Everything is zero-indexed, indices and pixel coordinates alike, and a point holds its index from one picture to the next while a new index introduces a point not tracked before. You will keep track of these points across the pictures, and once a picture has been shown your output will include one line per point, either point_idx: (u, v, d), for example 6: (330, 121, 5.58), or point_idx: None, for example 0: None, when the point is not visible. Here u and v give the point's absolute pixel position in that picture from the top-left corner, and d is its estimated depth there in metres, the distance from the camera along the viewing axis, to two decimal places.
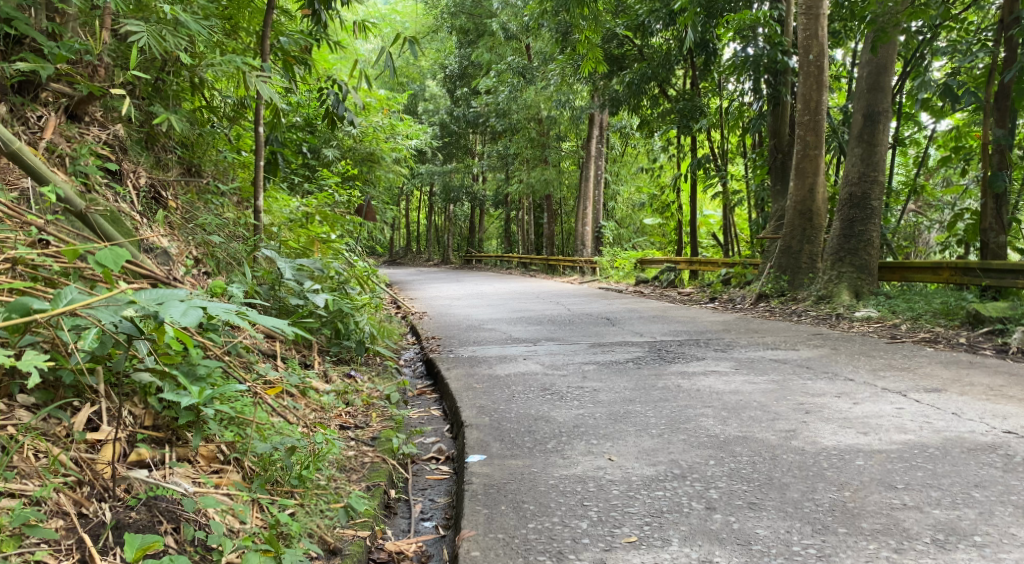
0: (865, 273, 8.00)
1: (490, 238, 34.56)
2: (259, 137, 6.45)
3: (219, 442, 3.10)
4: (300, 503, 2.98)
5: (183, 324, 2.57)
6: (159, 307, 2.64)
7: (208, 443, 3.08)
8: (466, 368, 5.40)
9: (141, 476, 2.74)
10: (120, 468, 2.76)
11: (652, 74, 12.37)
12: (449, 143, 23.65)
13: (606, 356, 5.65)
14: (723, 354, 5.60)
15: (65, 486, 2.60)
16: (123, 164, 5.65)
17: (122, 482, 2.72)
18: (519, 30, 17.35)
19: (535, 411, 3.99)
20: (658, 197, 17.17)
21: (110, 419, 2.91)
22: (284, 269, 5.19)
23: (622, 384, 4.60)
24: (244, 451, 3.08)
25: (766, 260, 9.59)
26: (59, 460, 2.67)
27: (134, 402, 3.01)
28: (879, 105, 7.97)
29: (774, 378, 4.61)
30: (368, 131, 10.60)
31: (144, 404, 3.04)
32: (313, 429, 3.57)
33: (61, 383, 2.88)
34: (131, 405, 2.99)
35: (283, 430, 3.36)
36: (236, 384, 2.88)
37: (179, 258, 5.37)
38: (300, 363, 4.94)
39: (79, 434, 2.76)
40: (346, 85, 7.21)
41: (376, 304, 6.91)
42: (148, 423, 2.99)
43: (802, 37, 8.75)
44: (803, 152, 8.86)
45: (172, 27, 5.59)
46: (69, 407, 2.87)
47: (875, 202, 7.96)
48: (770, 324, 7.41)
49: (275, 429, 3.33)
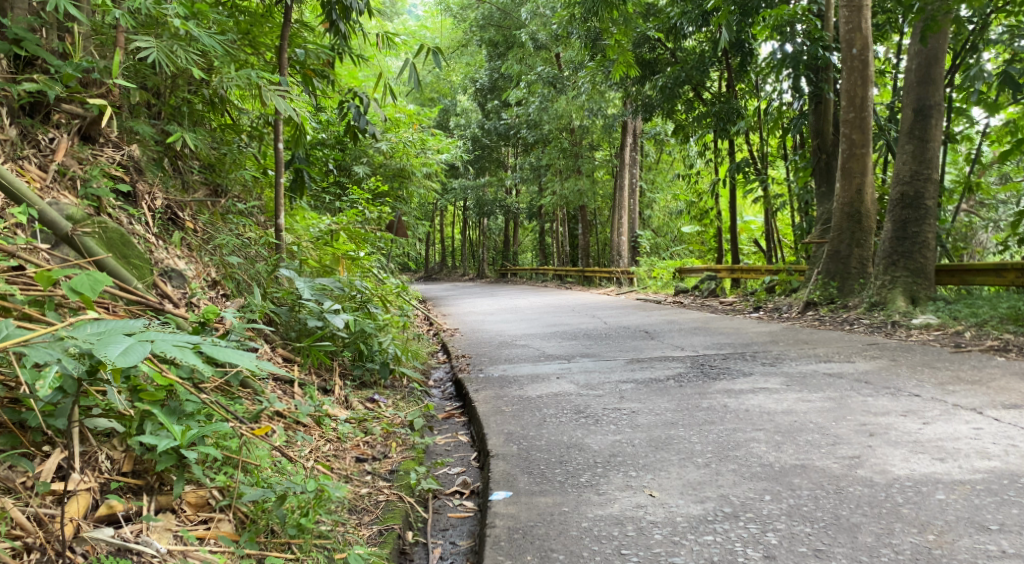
0: (921, 277, 7.54)
1: (526, 251, 34.26)
2: (280, 154, 6.23)
3: (210, 487, 2.90)
4: (296, 559, 2.75)
5: (120, 362, 2.44)
6: (95, 344, 2.48)
7: (196, 489, 2.88)
8: (496, 389, 5.08)
9: (105, 535, 2.55)
10: (84, 525, 2.58)
11: (685, 78, 12.04)
12: (481, 156, 23.41)
13: (645, 373, 5.29)
14: (772, 368, 5.22)
15: (10, 551, 2.41)
16: (138, 186, 5.39)
17: (81, 543, 2.52)
18: (549, 40, 17.08)
19: (567, 437, 3.66)
20: (696, 203, 16.73)
21: (82, 466, 2.71)
22: (304, 289, 4.94)
23: (663, 405, 4.25)
24: (236, 497, 2.88)
25: (813, 266, 9.15)
26: (13, 517, 2.48)
27: (113, 445, 2.83)
28: (930, 98, 7.55)
29: (830, 396, 4.23)
30: (398, 145, 10.37)
31: (126, 446, 2.86)
32: (319, 471, 3.30)
33: (29, 428, 2.70)
34: (109, 448, 2.81)
35: (285, 469, 3.18)
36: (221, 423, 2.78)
37: (196, 281, 5.18)
38: (321, 388, 4.70)
39: (42, 486, 2.59)
40: (369, 97, 6.93)
41: (403, 322, 6.65)
42: (127, 469, 2.80)
43: (844, 31, 8.36)
44: (849, 151, 8.44)
45: (187, 41, 5.37)
46: (37, 453, 2.69)
47: (928, 201, 7.49)
48: (820, 334, 7.00)
49: (278, 470, 3.13)
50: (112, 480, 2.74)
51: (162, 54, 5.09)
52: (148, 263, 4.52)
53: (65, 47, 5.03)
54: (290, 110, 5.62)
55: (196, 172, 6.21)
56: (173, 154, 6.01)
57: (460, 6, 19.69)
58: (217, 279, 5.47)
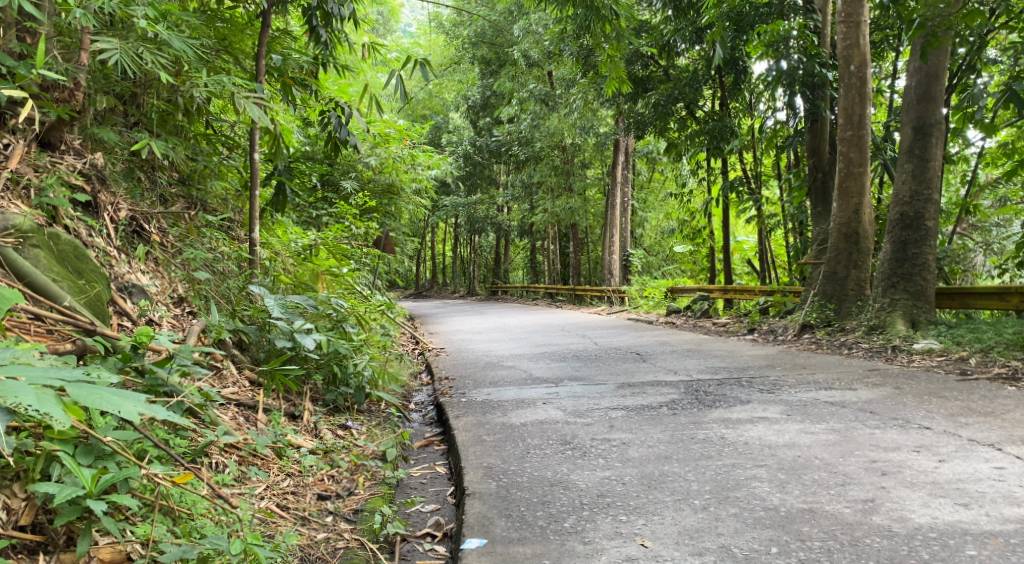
0: (921, 300, 7.28)
1: (517, 269, 33.87)
2: (255, 165, 5.91)
3: (126, 543, 2.71)
4: None
5: None
6: None
7: (111, 544, 2.69)
8: (477, 416, 4.76)
9: None
10: None
11: (678, 95, 11.83)
12: (473, 173, 23.09)
13: (636, 399, 4.99)
14: (770, 397, 4.93)
15: None
16: (100, 196, 5.07)
17: None
18: (541, 57, 16.87)
19: (551, 473, 3.37)
20: (689, 222, 16.46)
21: None
22: (272, 307, 4.63)
23: (656, 436, 3.95)
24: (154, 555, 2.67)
25: (809, 287, 8.88)
26: None
27: (13, 492, 2.64)
28: (931, 116, 7.30)
29: (835, 427, 3.94)
30: (387, 162, 9.94)
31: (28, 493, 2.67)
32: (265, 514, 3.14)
33: None
34: (7, 496, 2.61)
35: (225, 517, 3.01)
36: (133, 467, 2.65)
37: (157, 299, 4.90)
38: (288, 414, 4.43)
39: None
40: (351, 107, 6.59)
41: (382, 342, 6.33)
42: (26, 521, 2.62)
43: (841, 48, 8.13)
44: (847, 170, 8.19)
45: (156, 46, 5.09)
46: None
47: (929, 222, 7.25)
48: (818, 358, 6.73)
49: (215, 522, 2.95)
50: (5, 536, 2.55)
51: (128, 58, 4.78)
52: (103, 278, 4.22)
53: (25, 49, 4.74)
54: (265, 119, 5.31)
55: (174, 184, 5.92)
56: (149, 164, 5.73)
57: (451, 22, 19.42)
58: (183, 296, 5.16)
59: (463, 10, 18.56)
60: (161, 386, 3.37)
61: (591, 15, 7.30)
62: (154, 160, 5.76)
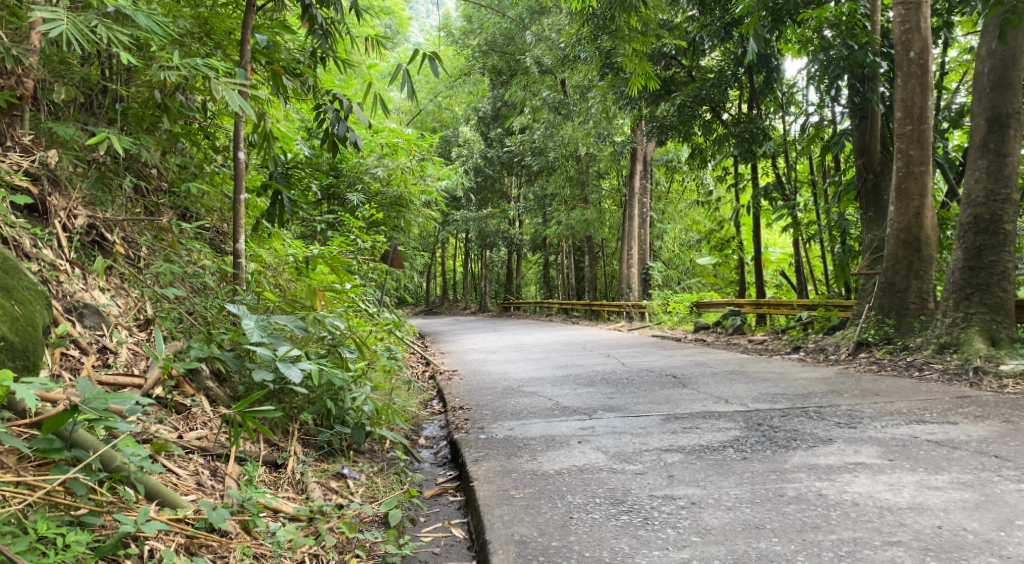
0: (1000, 313, 6.39)
1: (529, 284, 32.85)
2: (242, 163, 5.02)
3: None
4: None
5: None
6: None
7: None
8: (501, 458, 3.93)
9: None
10: None
11: (705, 95, 11.02)
12: (484, 186, 22.14)
13: (694, 438, 4.13)
14: (857, 433, 4.11)
15: None
16: (49, 200, 4.24)
17: None
18: (554, 64, 15.86)
19: (608, 553, 2.79)
20: (716, 233, 15.54)
21: None
22: (252, 331, 3.81)
23: (734, 493, 3.15)
24: None
25: (863, 298, 8.00)
26: None
27: None
28: (1007, 105, 6.44)
29: (963, 480, 3.18)
30: (396, 172, 9.02)
31: None
32: None
33: None
34: None
35: None
36: None
37: (114, 323, 4.08)
38: (269, 461, 3.64)
39: None
40: (350, 99, 5.64)
41: (386, 368, 5.46)
42: None
43: (899, 32, 7.30)
44: (906, 169, 7.33)
45: (122, 25, 4.29)
46: None
47: (1008, 225, 6.37)
48: (889, 382, 5.90)
49: None
50: None
51: (77, 33, 3.92)
52: (40, 296, 3.48)
53: None
54: (247, 109, 4.37)
55: (158, 193, 5.02)
56: (127, 167, 4.87)
57: (460, 30, 18.48)
58: (150, 317, 4.31)
59: (473, 18, 17.74)
60: (59, 450, 2.74)
61: (614, 4, 6.33)
62: (137, 162, 4.91)
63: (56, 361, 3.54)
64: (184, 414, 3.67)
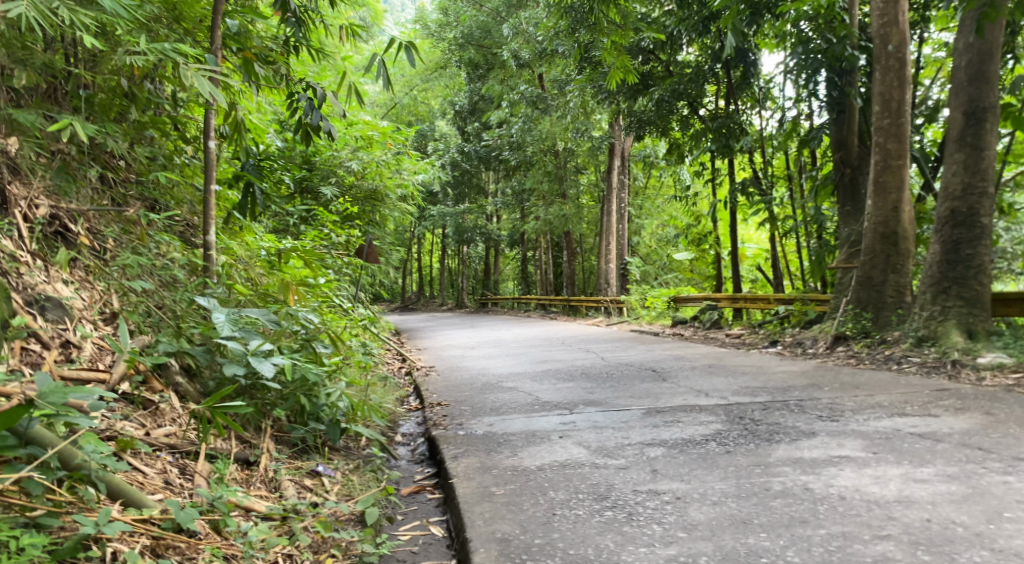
0: (977, 306, 6.41)
1: (507, 280, 32.75)
2: (212, 153, 4.88)
3: None
4: None
5: None
6: None
7: None
8: (480, 455, 3.85)
9: None
10: None
11: (683, 90, 10.99)
12: (461, 182, 21.98)
13: (676, 432, 4.07)
14: (840, 426, 4.07)
15: None
16: (10, 188, 4.07)
17: None
18: (531, 58, 15.75)
19: (593, 551, 2.72)
20: (694, 228, 15.54)
21: None
22: (222, 324, 3.68)
23: (720, 488, 3.09)
24: None
25: (841, 292, 8.00)
26: None
27: None
28: (984, 99, 6.45)
29: (950, 473, 3.15)
30: (371, 166, 8.88)
31: None
32: None
33: None
34: None
35: None
36: None
37: (78, 316, 3.94)
38: (241, 460, 3.53)
39: None
40: (324, 88, 5.51)
41: (362, 364, 5.35)
42: None
43: (878, 25, 7.29)
44: (884, 163, 7.33)
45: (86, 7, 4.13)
46: None
47: (985, 218, 6.38)
48: (869, 375, 5.88)
49: None
50: None
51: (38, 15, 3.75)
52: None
53: None
54: (217, 96, 4.23)
55: (126, 184, 4.86)
56: (93, 157, 4.71)
57: (437, 23, 18.30)
58: (116, 311, 4.17)
59: (451, 12, 17.58)
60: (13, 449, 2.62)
61: None
62: (103, 151, 4.75)
63: (15, 356, 3.39)
64: (151, 411, 3.55)
